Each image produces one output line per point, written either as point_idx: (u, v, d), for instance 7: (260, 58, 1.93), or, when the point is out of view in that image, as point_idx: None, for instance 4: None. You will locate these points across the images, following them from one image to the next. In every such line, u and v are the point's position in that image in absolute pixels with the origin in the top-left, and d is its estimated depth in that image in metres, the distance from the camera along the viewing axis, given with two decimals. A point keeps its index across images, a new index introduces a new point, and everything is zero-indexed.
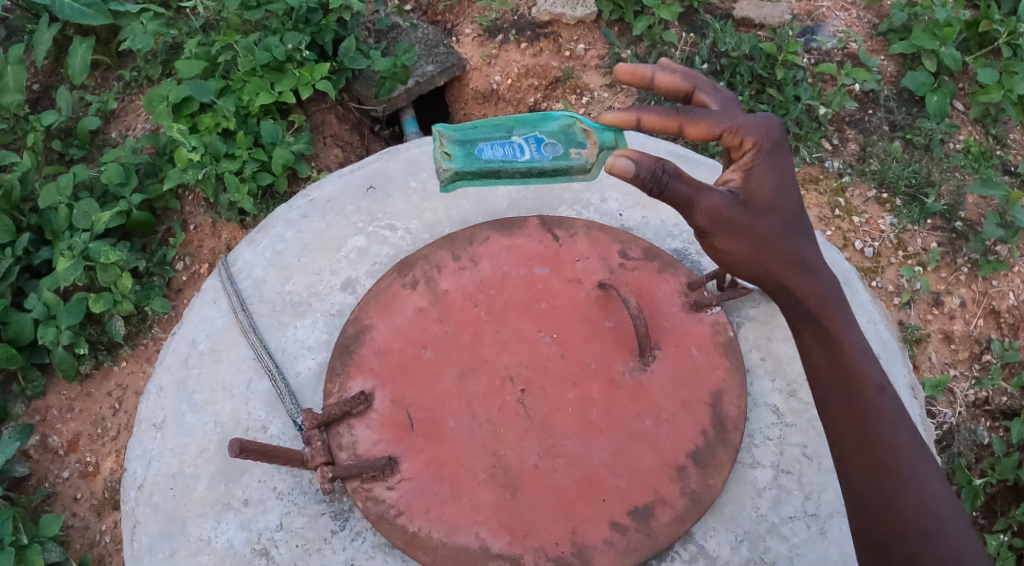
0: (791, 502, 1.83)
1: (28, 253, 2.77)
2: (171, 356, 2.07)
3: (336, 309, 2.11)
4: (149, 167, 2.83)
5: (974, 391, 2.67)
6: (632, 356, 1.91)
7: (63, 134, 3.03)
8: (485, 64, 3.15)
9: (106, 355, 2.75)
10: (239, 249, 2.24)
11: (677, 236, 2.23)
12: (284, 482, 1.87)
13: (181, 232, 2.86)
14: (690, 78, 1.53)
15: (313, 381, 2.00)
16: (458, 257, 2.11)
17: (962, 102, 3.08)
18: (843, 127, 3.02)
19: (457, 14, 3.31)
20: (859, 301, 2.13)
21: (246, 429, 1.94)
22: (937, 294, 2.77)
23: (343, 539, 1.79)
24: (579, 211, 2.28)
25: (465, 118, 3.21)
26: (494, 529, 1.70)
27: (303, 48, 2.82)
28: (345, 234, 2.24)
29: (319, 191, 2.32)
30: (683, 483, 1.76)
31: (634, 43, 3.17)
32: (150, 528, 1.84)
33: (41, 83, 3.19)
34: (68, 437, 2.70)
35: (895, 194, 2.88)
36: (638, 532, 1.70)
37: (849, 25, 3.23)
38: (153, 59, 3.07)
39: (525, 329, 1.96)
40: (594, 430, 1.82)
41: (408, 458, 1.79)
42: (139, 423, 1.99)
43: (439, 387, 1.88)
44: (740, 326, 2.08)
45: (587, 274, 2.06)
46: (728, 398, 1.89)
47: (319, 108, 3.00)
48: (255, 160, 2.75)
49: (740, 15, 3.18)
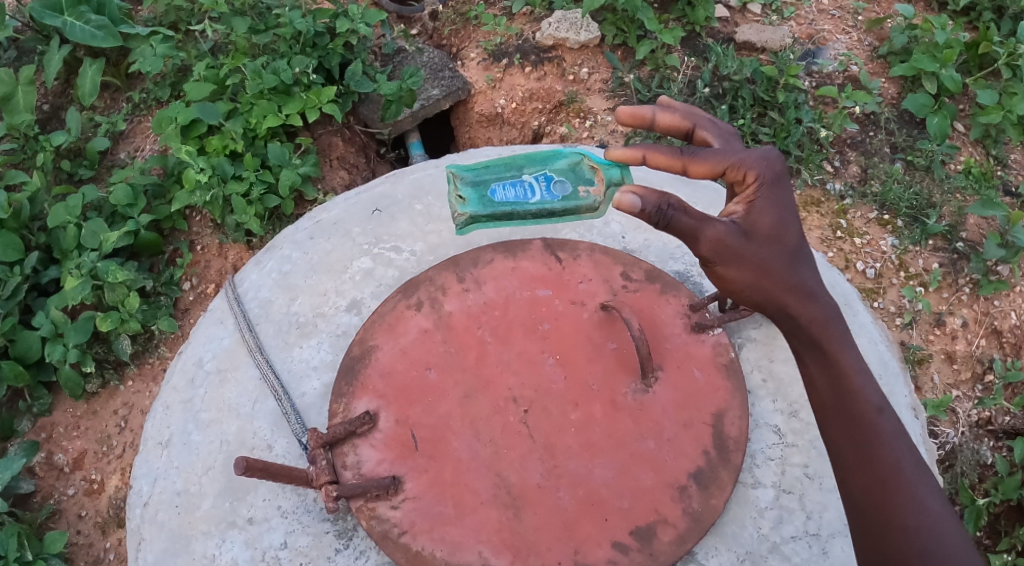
0: (792, 522, 1.83)
1: (37, 272, 2.80)
2: (178, 375, 2.09)
3: (342, 330, 2.13)
4: (157, 188, 2.87)
5: (976, 411, 2.68)
6: (634, 378, 1.93)
7: (72, 154, 3.06)
8: (490, 88, 3.19)
9: (113, 373, 2.77)
10: (247, 270, 2.27)
11: (679, 258, 2.24)
12: (288, 501, 1.88)
13: (189, 251, 2.89)
14: (690, 117, 1.56)
15: (318, 401, 2.01)
16: (462, 279, 2.13)
17: (963, 123, 3.10)
18: (844, 149, 3.04)
19: (463, 38, 3.37)
20: (859, 323, 2.14)
21: (251, 448, 1.95)
22: (939, 314, 2.77)
23: (347, 557, 1.80)
24: (582, 234, 2.30)
25: (470, 142, 3.26)
26: (496, 548, 1.72)
27: (310, 72, 2.85)
28: (351, 256, 2.26)
29: (326, 214, 2.35)
30: (685, 503, 1.77)
31: (637, 67, 3.20)
32: (155, 546, 1.86)
33: (51, 104, 3.23)
34: (74, 454, 2.71)
35: (896, 215, 2.90)
36: (640, 551, 1.71)
37: (850, 48, 3.26)
38: (163, 81, 3.11)
39: (529, 351, 1.98)
40: (596, 450, 1.83)
41: (412, 478, 1.80)
42: (146, 441, 2.01)
43: (443, 408, 1.90)
44: (741, 347, 2.09)
45: (590, 296, 2.08)
46: (730, 419, 1.90)
47: (325, 130, 3.04)
48: (262, 182, 2.77)
49: (741, 38, 3.21)
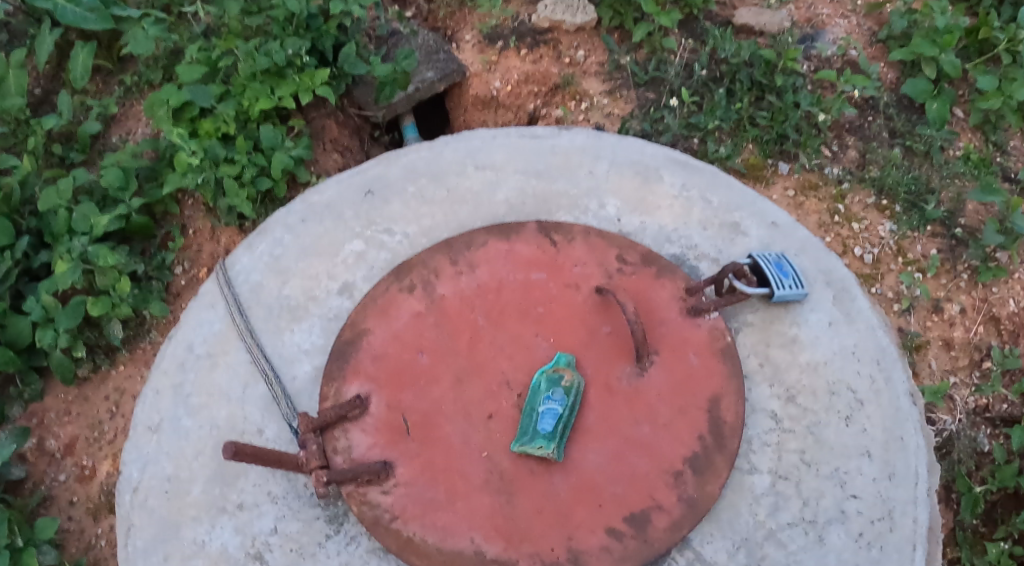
0: (788, 508, 1.81)
1: (27, 256, 2.77)
2: (168, 359, 2.06)
3: (333, 314, 2.10)
4: (149, 171, 2.84)
5: (973, 398, 2.66)
6: (629, 362, 1.90)
7: (63, 138, 3.03)
8: (484, 70, 3.16)
9: (104, 358, 2.76)
10: (237, 253, 2.23)
11: (675, 241, 2.20)
12: (279, 486, 1.86)
13: (181, 236, 2.87)
14: None
15: (309, 385, 1.99)
16: (455, 262, 2.10)
17: (962, 109, 3.07)
18: (843, 133, 3.01)
19: (458, 21, 3.32)
20: (857, 308, 2.10)
21: (242, 433, 1.94)
22: (937, 300, 2.75)
23: (337, 543, 1.78)
24: (577, 217, 2.24)
25: (464, 125, 3.22)
26: (488, 535, 1.70)
27: (303, 53, 2.81)
28: (343, 238, 2.22)
29: (317, 196, 2.30)
30: (680, 489, 1.76)
31: (634, 50, 3.18)
32: (145, 532, 1.84)
33: (42, 88, 3.20)
34: (65, 440, 2.69)
35: (895, 200, 2.88)
36: (634, 538, 1.70)
37: (849, 32, 3.23)
38: (154, 64, 3.08)
39: (523, 335, 1.95)
40: (590, 435, 1.81)
41: (403, 463, 1.79)
42: (135, 426, 1.99)
43: (435, 392, 1.88)
44: (738, 332, 2.04)
45: (584, 279, 2.05)
46: (726, 404, 1.88)
47: (318, 113, 3.02)
48: (254, 164, 2.75)
49: (739, 22, 3.18)
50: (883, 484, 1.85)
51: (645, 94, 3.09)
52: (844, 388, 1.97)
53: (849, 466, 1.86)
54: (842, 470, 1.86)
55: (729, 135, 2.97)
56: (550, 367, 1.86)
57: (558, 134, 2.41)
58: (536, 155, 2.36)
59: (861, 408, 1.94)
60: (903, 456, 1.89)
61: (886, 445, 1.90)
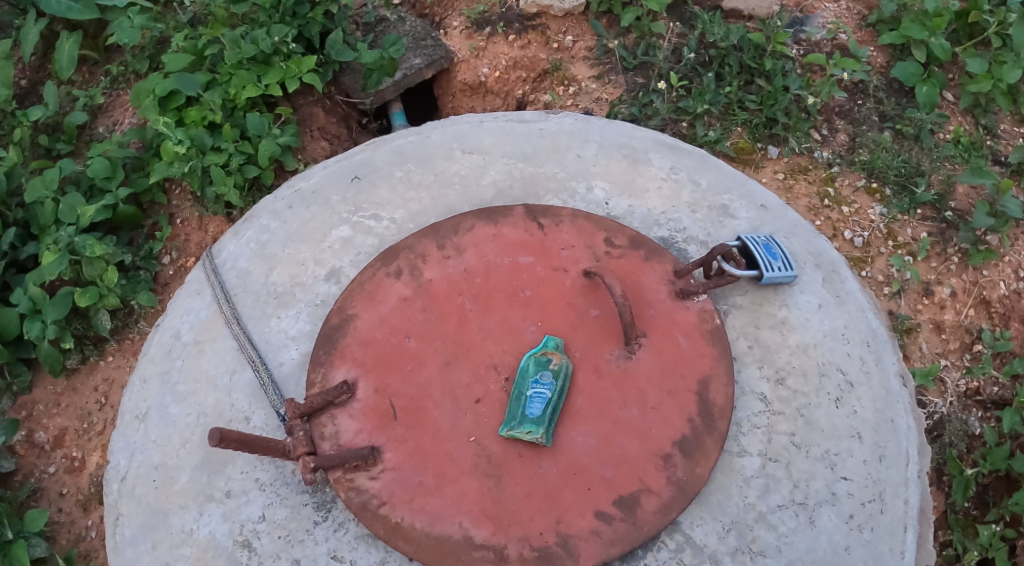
0: (779, 490, 1.80)
1: (14, 248, 2.74)
2: (155, 347, 2.05)
3: (321, 300, 2.09)
4: (136, 161, 2.84)
5: (964, 381, 2.66)
6: (618, 345, 1.89)
7: (50, 129, 3.01)
8: (473, 56, 3.15)
9: (93, 349, 2.75)
10: (224, 241, 2.22)
11: (664, 224, 2.20)
12: (266, 473, 1.84)
13: (168, 225, 2.87)
14: None
15: (296, 372, 1.97)
16: (442, 246, 2.09)
17: (952, 93, 3.07)
18: (832, 117, 3.01)
19: (446, 7, 3.32)
20: (847, 290, 2.09)
21: (229, 420, 1.92)
22: (928, 283, 2.76)
23: (325, 530, 1.77)
24: (565, 200, 2.23)
25: (453, 111, 3.23)
26: (477, 519, 1.70)
27: (290, 41, 2.82)
28: (330, 224, 2.21)
29: (304, 182, 2.29)
30: (670, 472, 1.75)
31: (622, 34, 3.17)
32: (133, 521, 1.83)
33: (28, 79, 3.18)
34: (55, 432, 2.68)
35: (885, 183, 2.88)
36: (623, 520, 1.70)
37: (838, 16, 3.22)
38: (141, 53, 3.06)
39: (511, 318, 1.94)
40: (580, 418, 1.80)
41: (391, 448, 1.78)
42: (123, 415, 1.97)
43: (423, 375, 1.87)
44: (727, 314, 2.03)
45: (572, 262, 2.04)
46: (716, 386, 1.87)
47: (306, 101, 3.01)
48: (241, 152, 2.74)
49: (728, 6, 3.16)
50: (873, 466, 1.84)
51: (634, 78, 3.09)
52: (834, 369, 1.96)
53: (839, 447, 1.86)
54: (833, 452, 1.85)
55: (718, 119, 2.97)
56: (538, 350, 1.85)
57: (546, 118, 2.41)
58: (524, 138, 2.35)
59: (851, 390, 1.93)
60: (894, 439, 1.88)
61: (877, 427, 1.89)
